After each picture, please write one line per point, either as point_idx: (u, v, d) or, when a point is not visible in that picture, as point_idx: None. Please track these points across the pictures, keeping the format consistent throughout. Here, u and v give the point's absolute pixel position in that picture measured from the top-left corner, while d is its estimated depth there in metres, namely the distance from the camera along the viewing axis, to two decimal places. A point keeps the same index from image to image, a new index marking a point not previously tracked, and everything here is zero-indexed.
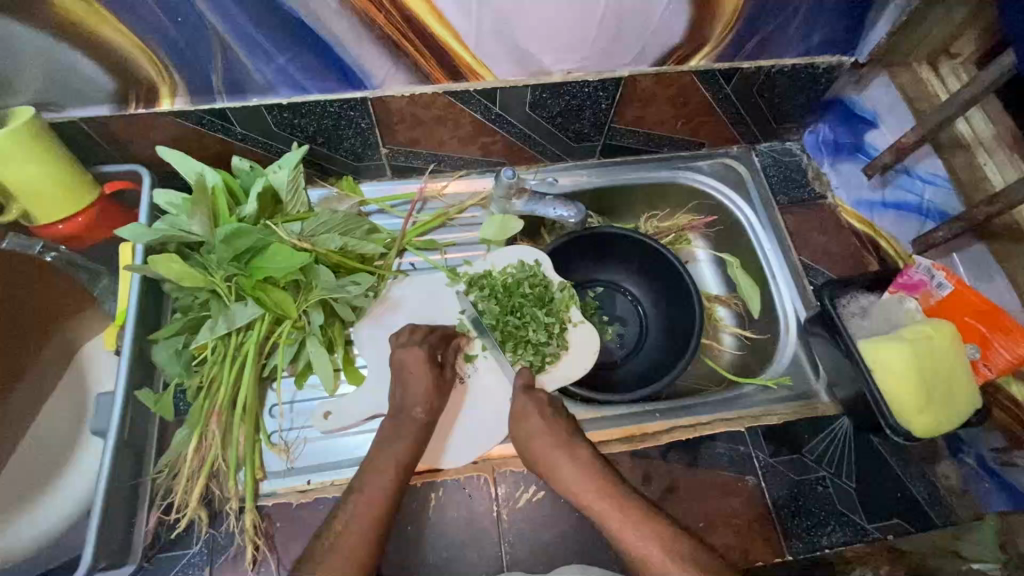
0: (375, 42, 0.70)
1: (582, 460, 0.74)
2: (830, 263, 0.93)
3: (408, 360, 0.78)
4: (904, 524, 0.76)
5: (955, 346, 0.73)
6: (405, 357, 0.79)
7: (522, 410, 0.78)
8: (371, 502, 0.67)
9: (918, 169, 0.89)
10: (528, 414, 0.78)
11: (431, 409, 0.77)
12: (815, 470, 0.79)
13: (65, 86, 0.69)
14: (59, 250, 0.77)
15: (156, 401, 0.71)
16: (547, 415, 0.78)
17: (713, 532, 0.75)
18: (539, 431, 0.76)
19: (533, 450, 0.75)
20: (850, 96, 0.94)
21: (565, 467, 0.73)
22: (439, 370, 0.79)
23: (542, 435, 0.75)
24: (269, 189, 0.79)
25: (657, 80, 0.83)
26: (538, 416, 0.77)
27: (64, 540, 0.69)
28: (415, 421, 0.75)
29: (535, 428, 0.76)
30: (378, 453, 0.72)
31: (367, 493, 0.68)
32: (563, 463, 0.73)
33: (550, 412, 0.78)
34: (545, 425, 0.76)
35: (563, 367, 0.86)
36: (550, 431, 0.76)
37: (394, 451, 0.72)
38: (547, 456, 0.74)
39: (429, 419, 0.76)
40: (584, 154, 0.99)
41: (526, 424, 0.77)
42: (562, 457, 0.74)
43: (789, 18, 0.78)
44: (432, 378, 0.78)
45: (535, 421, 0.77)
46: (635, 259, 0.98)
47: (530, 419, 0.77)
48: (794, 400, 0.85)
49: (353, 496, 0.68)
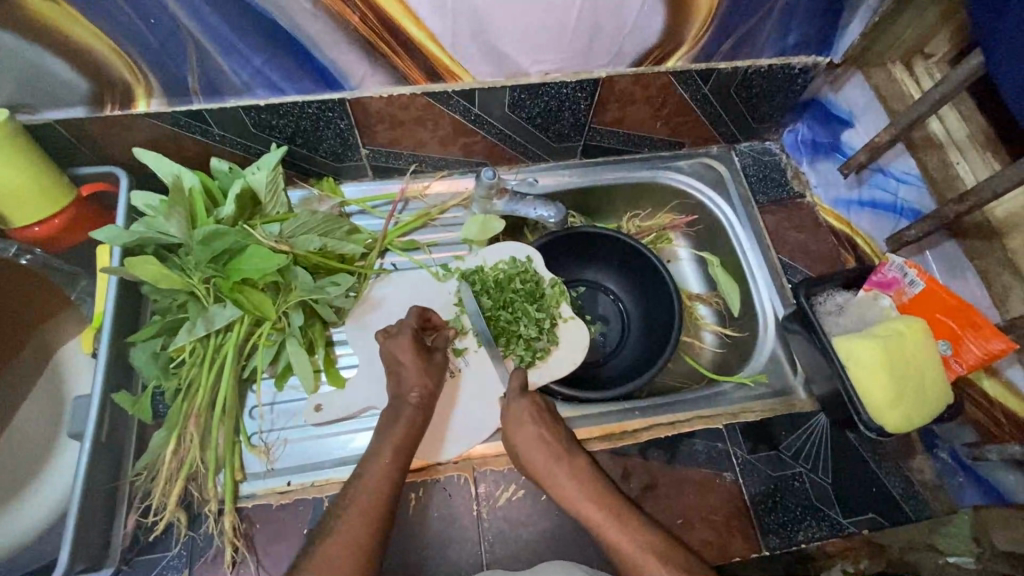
0: (352, 44, 0.70)
1: (579, 469, 0.74)
2: (808, 262, 0.95)
3: (398, 351, 0.79)
4: (879, 518, 0.77)
5: (927, 342, 0.74)
6: (394, 348, 0.79)
7: (517, 416, 0.78)
8: (364, 505, 0.66)
9: (893, 168, 0.90)
10: (522, 420, 0.77)
11: (425, 393, 0.77)
12: (792, 466, 0.80)
13: (39, 88, 0.69)
14: (35, 252, 0.76)
15: (133, 403, 0.71)
16: (544, 422, 0.77)
17: (691, 528, 0.76)
18: (535, 438, 0.75)
19: (528, 458, 0.75)
20: (827, 96, 0.96)
21: (564, 478, 0.73)
22: (427, 361, 0.79)
23: (539, 444, 0.75)
24: (248, 190, 0.79)
25: (635, 81, 0.84)
26: (532, 423, 0.77)
27: (39, 544, 0.68)
28: (410, 406, 0.75)
29: (529, 436, 0.76)
30: (379, 445, 0.72)
31: (361, 495, 0.67)
32: (562, 473, 0.73)
33: (547, 417, 0.78)
34: (542, 432, 0.76)
35: (551, 364, 0.87)
36: (547, 439, 0.75)
37: (394, 445, 0.71)
38: (545, 464, 0.74)
39: (424, 402, 0.77)
40: (565, 154, 0.99)
41: (519, 431, 0.76)
42: (562, 468, 0.73)
43: (763, 19, 0.79)
44: (423, 365, 0.78)
45: (531, 428, 0.76)
46: (615, 258, 0.99)
47: (524, 427, 0.76)
48: (772, 397, 0.86)
49: (350, 489, 0.69)
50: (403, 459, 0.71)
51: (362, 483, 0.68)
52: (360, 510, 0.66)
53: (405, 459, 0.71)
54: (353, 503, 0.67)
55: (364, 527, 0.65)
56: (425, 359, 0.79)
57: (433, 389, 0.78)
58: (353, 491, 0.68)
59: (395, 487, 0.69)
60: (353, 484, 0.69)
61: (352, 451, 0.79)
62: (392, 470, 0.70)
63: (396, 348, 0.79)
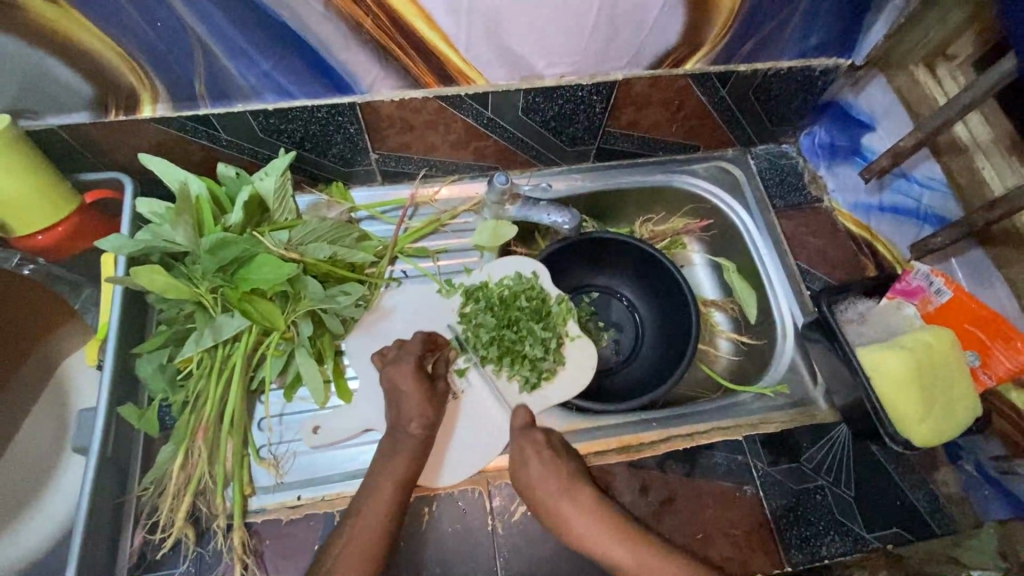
0: (363, 47, 0.68)
1: (587, 505, 0.72)
2: (826, 267, 0.93)
3: (399, 378, 0.76)
4: (903, 533, 0.76)
5: (954, 353, 0.73)
6: (395, 376, 0.76)
7: (519, 453, 0.75)
8: (363, 546, 0.65)
9: (916, 173, 0.87)
10: (527, 459, 0.74)
11: (427, 423, 0.74)
12: (814, 479, 0.78)
13: (42, 94, 0.67)
14: (37, 262, 0.75)
15: (140, 417, 0.69)
16: (547, 457, 0.74)
17: (711, 543, 0.74)
18: (539, 474, 0.73)
19: (536, 497, 0.73)
20: (846, 98, 0.93)
21: (571, 515, 0.71)
22: (431, 391, 0.76)
23: (546, 482, 0.73)
24: (256, 197, 0.77)
25: (652, 83, 0.82)
26: (535, 459, 0.74)
27: (44, 563, 0.66)
28: (413, 437, 0.73)
29: (535, 473, 0.73)
30: (376, 481, 0.69)
31: (360, 534, 0.66)
32: (570, 512, 0.71)
33: (549, 454, 0.75)
34: (547, 470, 0.73)
35: (559, 383, 0.84)
36: (553, 476, 0.73)
37: (394, 484, 0.69)
38: (554, 504, 0.72)
39: (426, 435, 0.74)
40: (578, 158, 0.97)
41: (524, 469, 0.74)
42: (567, 504, 0.72)
43: (785, 20, 0.76)
44: (426, 393, 0.75)
45: (534, 465, 0.74)
46: (629, 263, 0.97)
47: (529, 466, 0.74)
48: (791, 407, 0.84)
49: (349, 523, 0.67)
50: (405, 495, 0.70)
51: (358, 520, 0.67)
52: (359, 550, 0.65)
53: (404, 495, 0.70)
54: (351, 544, 0.65)
55: (361, 567, 0.64)
56: (427, 386, 0.76)
57: (435, 421, 0.75)
58: (350, 528, 0.67)
59: (392, 524, 0.67)
60: (349, 522, 0.67)
61: (363, 465, 0.77)
62: (392, 506, 0.68)
63: (400, 371, 0.76)
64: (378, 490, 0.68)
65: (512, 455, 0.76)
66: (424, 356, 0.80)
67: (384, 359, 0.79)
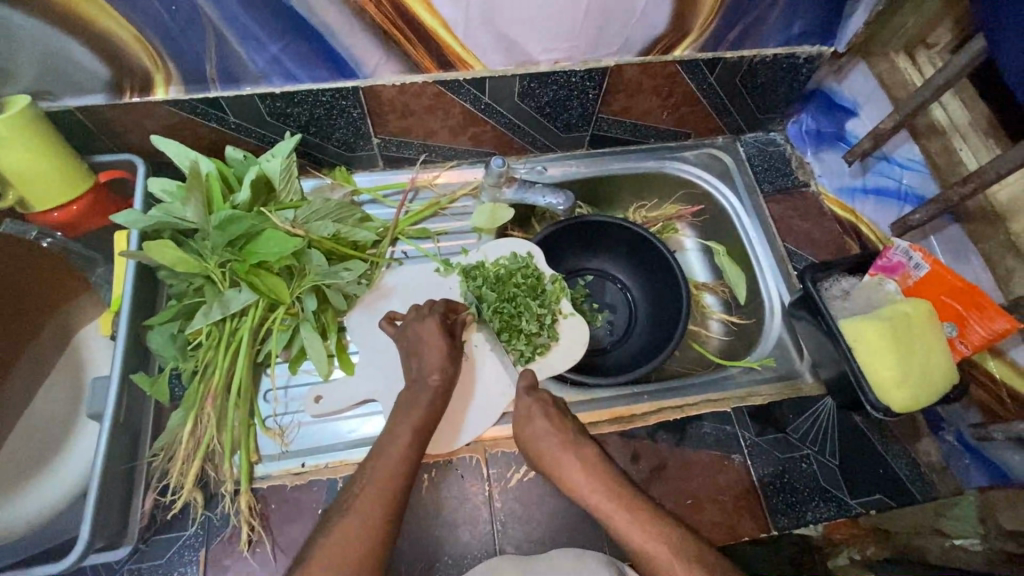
0: (366, 32, 0.71)
1: (590, 462, 0.74)
2: (813, 248, 0.96)
3: (422, 334, 0.79)
4: (886, 500, 0.78)
5: (933, 324, 0.76)
6: (420, 330, 0.80)
7: (525, 412, 0.78)
8: (383, 486, 0.66)
9: (897, 155, 0.92)
10: (531, 415, 0.78)
11: (446, 377, 0.77)
12: (799, 448, 0.81)
13: (61, 75, 0.70)
14: (55, 236, 0.79)
15: (152, 385, 0.73)
16: (553, 415, 0.78)
17: (699, 509, 0.77)
18: (542, 430, 0.76)
19: (540, 453, 0.75)
20: (830, 87, 0.98)
21: (574, 469, 0.73)
22: (450, 344, 0.80)
23: (549, 437, 0.75)
24: (262, 177, 0.80)
25: (643, 70, 0.86)
26: (541, 416, 0.77)
27: (60, 521, 0.69)
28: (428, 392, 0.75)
29: (539, 429, 0.76)
30: (391, 433, 0.71)
31: (376, 480, 0.67)
32: (573, 467, 0.73)
33: (555, 412, 0.78)
34: (551, 426, 0.76)
35: (552, 358, 0.87)
36: (556, 432, 0.76)
37: (413, 431, 0.71)
38: (557, 458, 0.74)
39: (444, 386, 0.77)
40: (573, 145, 1.00)
41: (529, 426, 0.77)
42: (570, 459, 0.74)
43: (767, 10, 0.80)
44: (447, 350, 0.79)
45: (539, 422, 0.77)
46: (624, 247, 1.00)
47: (534, 422, 0.77)
48: (778, 380, 0.87)
49: (369, 465, 0.69)
50: (420, 446, 0.71)
51: (375, 464, 0.68)
52: (376, 490, 0.66)
53: (422, 443, 0.72)
54: (370, 484, 0.67)
55: (381, 509, 0.65)
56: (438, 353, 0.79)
57: (453, 375, 0.78)
58: (366, 477, 0.68)
59: (410, 472, 0.69)
60: (367, 469, 0.68)
61: (364, 434, 0.80)
62: (410, 452, 0.70)
63: (423, 330, 0.80)
64: (396, 439, 0.70)
65: (517, 416, 0.79)
66: (445, 315, 0.83)
67: (396, 327, 0.83)
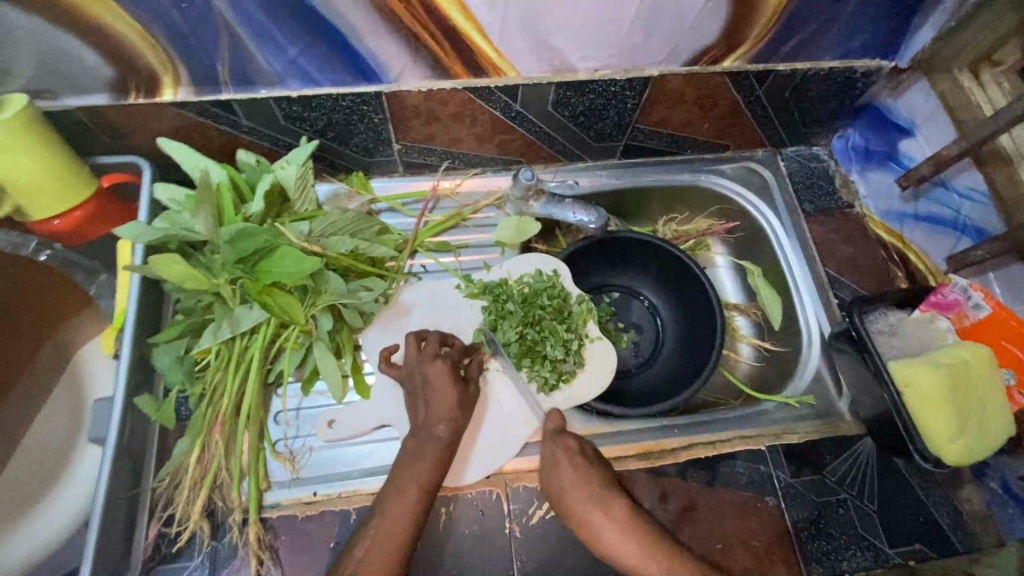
0: (394, 34, 0.65)
1: (619, 517, 0.69)
2: (857, 275, 0.91)
3: (429, 376, 0.74)
4: (925, 550, 0.74)
5: (988, 369, 0.71)
6: (428, 372, 0.74)
7: (551, 459, 0.74)
8: (386, 547, 0.63)
9: (956, 182, 0.84)
10: (558, 465, 0.73)
11: (455, 428, 0.73)
12: (836, 491, 0.77)
13: (59, 73, 0.64)
14: (55, 248, 0.72)
15: (157, 409, 0.68)
16: (578, 464, 0.73)
17: (730, 553, 0.73)
18: (558, 468, 0.72)
19: (567, 506, 0.71)
20: (885, 102, 0.91)
21: (602, 525, 0.69)
22: (461, 393, 0.75)
23: (575, 490, 0.71)
24: (276, 185, 0.74)
25: (686, 80, 0.79)
26: (567, 465, 0.73)
27: (61, 552, 0.66)
28: (437, 440, 0.71)
29: (565, 480, 0.72)
30: (402, 480, 0.67)
31: (384, 538, 0.64)
32: (601, 523, 0.69)
33: (580, 460, 0.73)
34: (576, 476, 0.72)
35: (577, 386, 0.83)
36: (582, 483, 0.71)
37: (419, 487, 0.67)
38: (584, 513, 0.70)
39: (453, 438, 0.72)
40: (603, 154, 0.94)
41: (555, 477, 0.73)
42: (598, 515, 0.69)
43: (829, 20, 0.74)
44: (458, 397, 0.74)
45: (565, 472, 0.72)
46: (653, 264, 0.95)
47: (560, 472, 0.73)
48: (816, 418, 0.82)
49: (372, 524, 0.65)
50: (429, 498, 0.68)
51: (383, 518, 0.65)
52: (382, 554, 0.63)
53: (428, 499, 0.68)
54: (375, 546, 0.63)
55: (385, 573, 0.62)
56: (460, 391, 0.75)
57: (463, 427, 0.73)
58: (373, 533, 0.64)
59: (416, 526, 0.65)
60: (373, 523, 0.65)
61: (379, 462, 0.76)
62: (418, 509, 0.66)
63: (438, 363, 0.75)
64: (402, 492, 0.67)
65: (543, 460, 0.75)
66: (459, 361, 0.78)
67: (398, 368, 0.77)
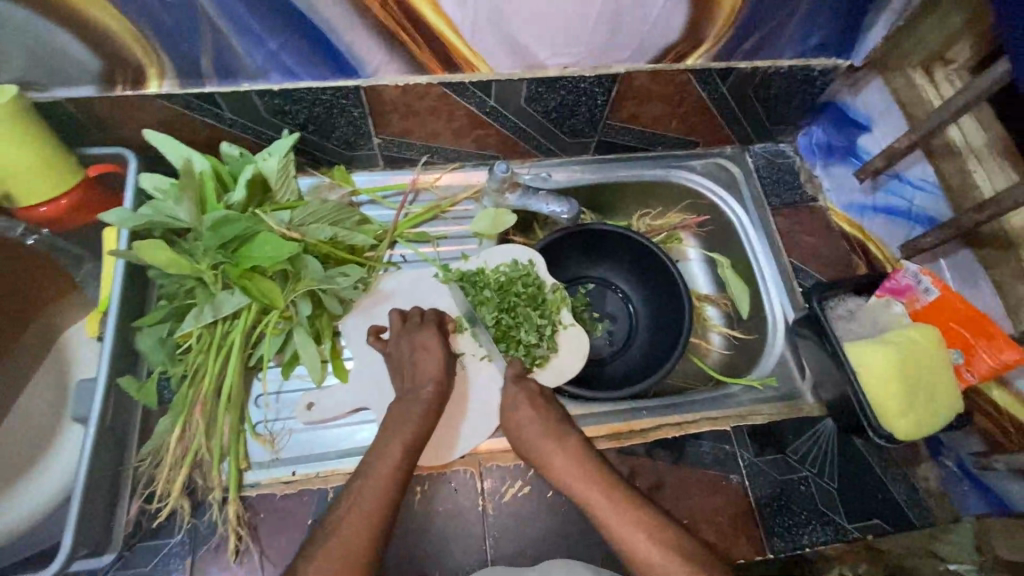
0: (369, 30, 0.68)
1: (572, 450, 0.74)
2: (819, 265, 0.95)
3: (420, 341, 0.79)
4: (882, 525, 0.78)
5: (938, 349, 0.75)
6: (416, 338, 0.79)
7: (511, 398, 0.79)
8: (366, 505, 0.65)
9: (909, 174, 0.88)
10: (517, 404, 0.78)
11: (440, 391, 0.76)
12: (798, 470, 0.80)
13: (48, 65, 0.67)
14: (42, 233, 0.76)
15: (139, 389, 0.71)
16: (537, 403, 0.78)
17: (696, 529, 0.76)
18: (529, 419, 0.76)
19: (523, 440, 0.76)
20: (844, 100, 0.94)
21: (553, 456, 0.74)
22: (449, 357, 0.80)
23: (531, 425, 0.76)
24: (259, 176, 0.77)
25: (653, 77, 0.83)
26: (525, 404, 0.78)
27: (44, 528, 0.68)
28: (421, 400, 0.75)
29: (523, 417, 0.77)
30: (385, 445, 0.70)
31: (366, 498, 0.65)
32: (554, 454, 0.74)
33: (539, 402, 0.78)
34: (534, 413, 0.77)
35: (553, 372, 0.85)
36: (538, 420, 0.76)
37: (402, 447, 0.70)
38: (539, 446, 0.75)
39: (438, 398, 0.76)
40: (578, 149, 0.98)
41: (514, 415, 0.78)
42: (551, 446, 0.74)
43: (784, 20, 0.78)
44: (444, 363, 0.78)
45: (523, 409, 0.77)
46: (626, 256, 0.98)
47: (518, 411, 0.77)
48: (780, 400, 0.85)
49: (357, 483, 0.67)
50: (412, 460, 0.70)
51: (366, 478, 0.67)
52: (362, 514, 0.64)
53: (411, 461, 0.70)
54: (355, 505, 0.65)
55: (366, 532, 0.63)
56: (448, 354, 0.79)
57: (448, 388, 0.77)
58: (355, 494, 0.66)
59: (399, 483, 0.68)
60: (355, 485, 0.67)
61: (357, 443, 0.79)
62: (399, 470, 0.68)
63: (420, 340, 0.79)
64: (384, 456, 0.69)
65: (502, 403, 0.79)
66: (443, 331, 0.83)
67: (383, 342, 0.82)
